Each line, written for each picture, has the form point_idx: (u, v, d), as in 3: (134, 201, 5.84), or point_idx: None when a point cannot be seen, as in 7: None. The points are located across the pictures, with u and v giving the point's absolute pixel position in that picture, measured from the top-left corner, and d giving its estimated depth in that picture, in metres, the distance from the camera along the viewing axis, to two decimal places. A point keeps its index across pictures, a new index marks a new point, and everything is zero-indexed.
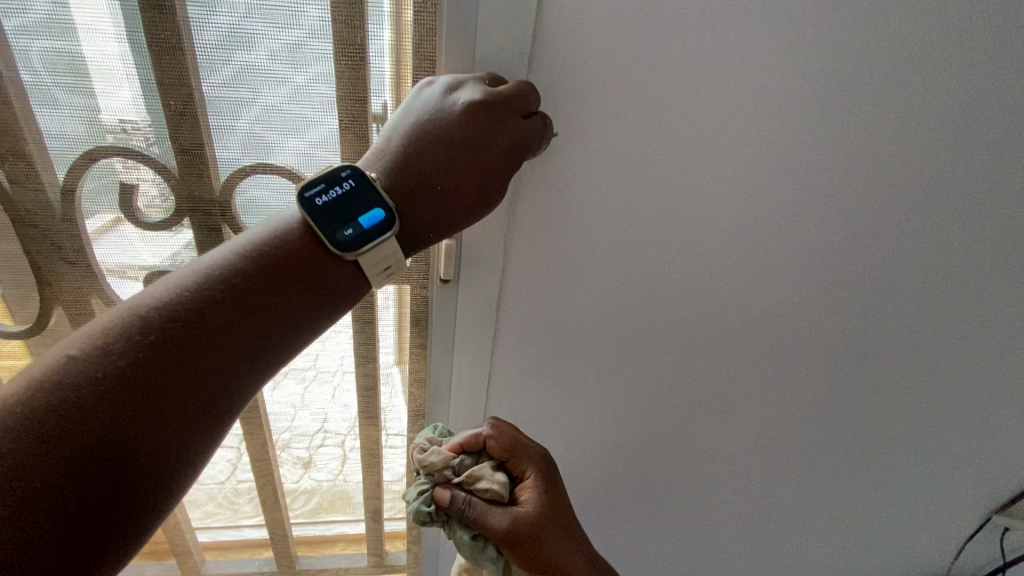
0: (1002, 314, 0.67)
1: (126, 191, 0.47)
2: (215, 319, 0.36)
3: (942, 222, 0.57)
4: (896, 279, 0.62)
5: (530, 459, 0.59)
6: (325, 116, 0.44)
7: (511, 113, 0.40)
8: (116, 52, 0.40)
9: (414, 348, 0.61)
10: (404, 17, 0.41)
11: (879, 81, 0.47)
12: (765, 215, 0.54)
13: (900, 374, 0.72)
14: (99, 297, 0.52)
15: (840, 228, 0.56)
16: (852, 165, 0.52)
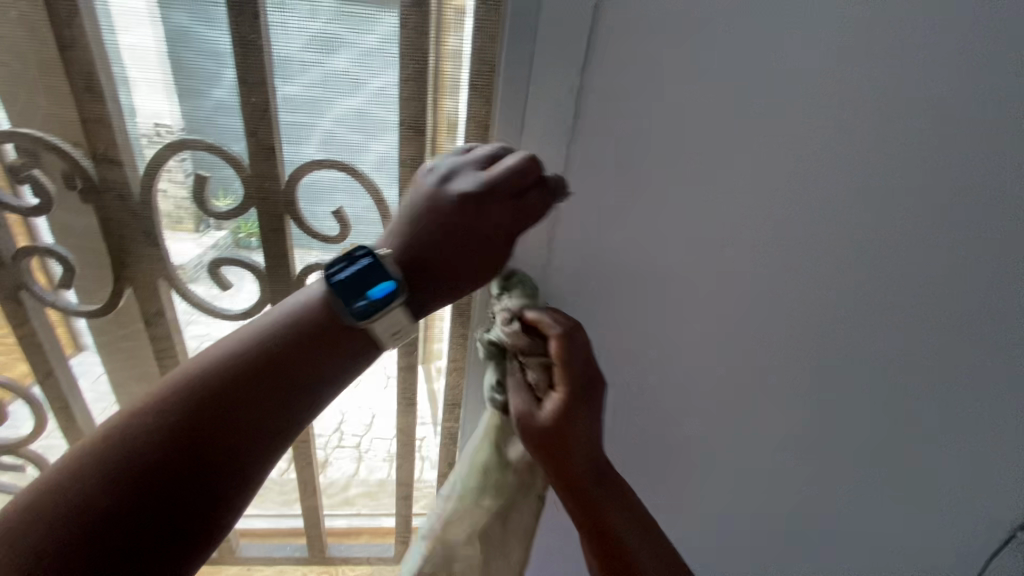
0: None
1: (200, 183, 0.51)
2: (292, 354, 0.42)
3: (1015, 245, 0.53)
4: (973, 298, 0.57)
5: (557, 412, 0.49)
6: (388, 115, 0.48)
7: (497, 197, 0.42)
8: (205, 53, 0.44)
9: (455, 340, 0.63)
10: (468, 25, 0.44)
11: (936, 93, 0.47)
12: (819, 228, 0.52)
13: (975, 407, 0.65)
14: (164, 280, 0.55)
15: (904, 248, 0.53)
16: (911, 181, 0.50)
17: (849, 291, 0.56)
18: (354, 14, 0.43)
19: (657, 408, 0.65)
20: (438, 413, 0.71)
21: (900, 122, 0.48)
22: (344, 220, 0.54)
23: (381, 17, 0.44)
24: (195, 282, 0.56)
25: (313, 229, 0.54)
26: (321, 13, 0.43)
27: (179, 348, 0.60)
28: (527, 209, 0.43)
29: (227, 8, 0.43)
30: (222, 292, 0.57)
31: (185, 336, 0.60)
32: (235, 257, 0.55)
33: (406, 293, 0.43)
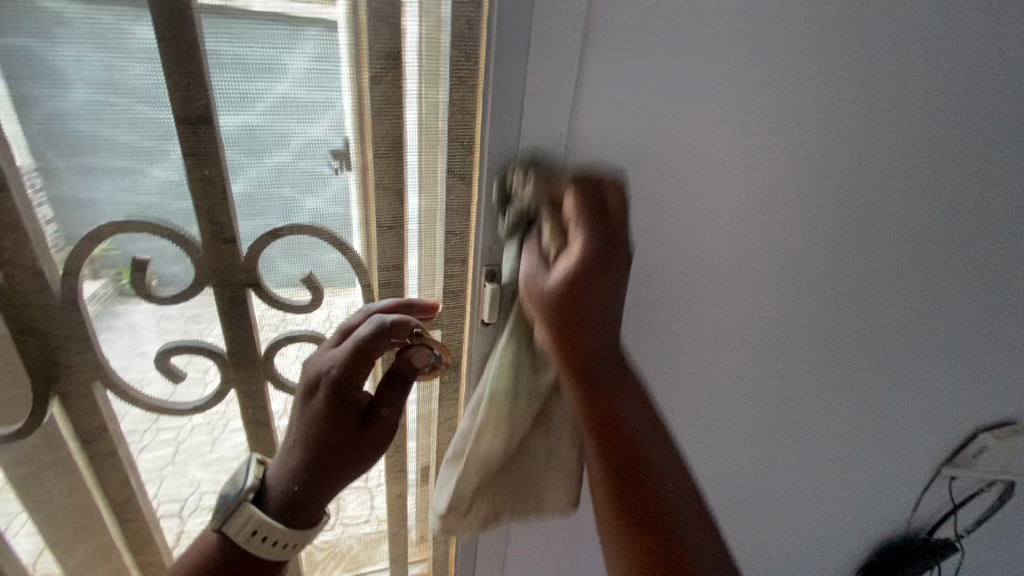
0: (1001, 311, 0.69)
1: (138, 267, 0.43)
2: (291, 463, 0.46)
3: (953, 230, 0.59)
4: (921, 280, 0.61)
5: (564, 289, 0.42)
6: (347, 173, 0.43)
7: (358, 365, 0.45)
8: (140, 128, 0.38)
9: (447, 395, 0.59)
10: (442, 72, 0.41)
11: (888, 108, 0.49)
12: (792, 240, 0.54)
13: (919, 374, 0.71)
14: (103, 383, 0.47)
15: (864, 249, 0.57)
16: (869, 189, 0.53)
17: (822, 291, 0.58)
18: (324, 73, 0.39)
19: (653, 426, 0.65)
20: (431, 472, 0.66)
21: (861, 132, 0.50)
22: (317, 287, 0.48)
23: (351, 73, 0.39)
24: (139, 379, 0.48)
25: (280, 302, 0.48)
26: (287, 75, 0.38)
27: (124, 456, 0.51)
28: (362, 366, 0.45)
29: (164, 72, 0.36)
30: (175, 385, 0.49)
31: (129, 443, 0.51)
32: (186, 344, 0.47)
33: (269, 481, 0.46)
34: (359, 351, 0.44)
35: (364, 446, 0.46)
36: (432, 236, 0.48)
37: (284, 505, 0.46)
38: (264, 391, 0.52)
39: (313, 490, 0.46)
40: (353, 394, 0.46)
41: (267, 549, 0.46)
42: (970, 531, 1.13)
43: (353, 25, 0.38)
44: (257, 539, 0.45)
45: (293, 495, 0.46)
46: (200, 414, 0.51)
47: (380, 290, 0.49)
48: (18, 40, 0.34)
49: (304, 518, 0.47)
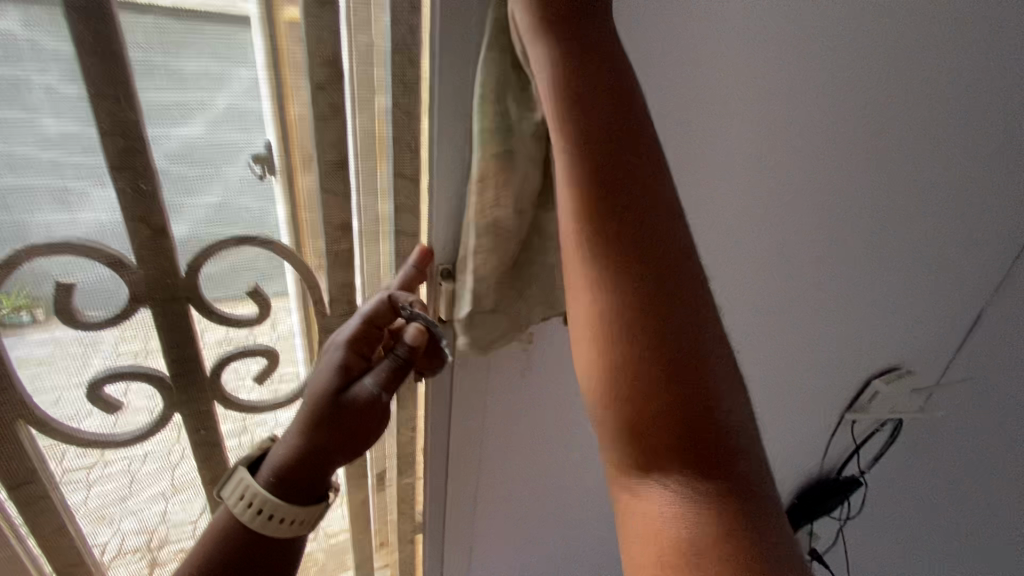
0: (865, 266, 0.83)
1: (63, 292, 0.39)
2: (294, 437, 0.46)
3: (824, 199, 0.70)
4: (800, 243, 0.73)
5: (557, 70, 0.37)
6: (270, 177, 0.42)
7: (365, 331, 0.46)
8: (57, 141, 0.34)
9: (407, 394, 0.59)
10: (381, 76, 0.42)
11: (771, 101, 0.57)
12: (702, 218, 0.62)
13: (801, 320, 0.84)
14: (28, 424, 0.42)
15: (757, 220, 0.66)
16: (760, 169, 0.62)
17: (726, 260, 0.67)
18: (292, 76, 0.39)
19: None
20: (391, 472, 0.66)
21: (755, 121, 0.58)
22: (263, 299, 0.47)
23: (295, 83, 0.39)
24: (69, 415, 0.44)
25: (226, 317, 0.46)
26: (231, 84, 0.37)
27: (57, 499, 0.47)
28: (373, 333, 0.47)
29: (84, 82, 0.34)
30: (112, 416, 0.46)
31: (62, 485, 0.46)
32: (126, 369, 0.44)
33: (276, 456, 0.47)
34: (373, 314, 0.46)
35: (359, 417, 0.46)
36: (381, 235, 0.48)
37: (283, 478, 0.46)
38: (213, 410, 0.50)
39: (313, 462, 0.46)
40: (357, 360, 0.46)
41: (271, 526, 0.46)
42: (871, 467, 1.30)
43: (267, 21, 0.37)
44: (257, 514, 0.45)
45: (297, 465, 0.46)
46: (143, 441, 0.49)
47: (331, 294, 0.49)
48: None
49: (309, 491, 0.47)
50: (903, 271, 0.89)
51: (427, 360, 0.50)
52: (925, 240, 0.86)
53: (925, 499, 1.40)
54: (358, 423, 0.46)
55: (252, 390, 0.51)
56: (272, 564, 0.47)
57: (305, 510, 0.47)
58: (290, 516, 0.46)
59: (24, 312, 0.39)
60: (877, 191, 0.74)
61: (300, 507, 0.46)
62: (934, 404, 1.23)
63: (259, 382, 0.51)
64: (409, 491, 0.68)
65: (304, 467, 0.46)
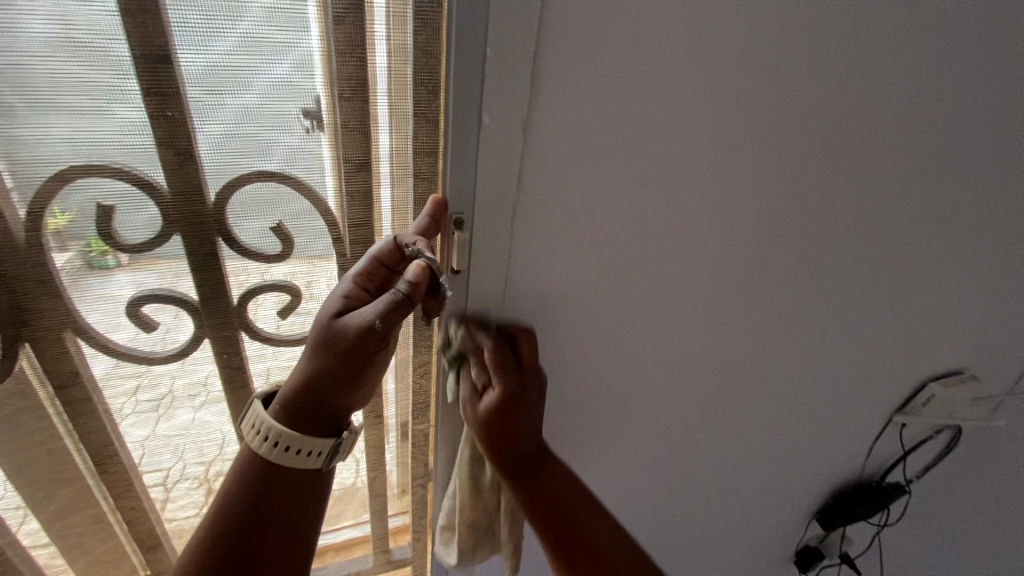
0: (929, 254, 0.76)
1: (103, 213, 0.43)
2: (300, 369, 0.48)
3: (880, 173, 0.65)
4: (850, 221, 0.67)
5: None
6: (318, 132, 0.44)
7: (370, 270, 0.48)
8: (97, 62, 0.37)
9: (422, 342, 0.60)
10: (405, 14, 0.41)
11: (823, 58, 0.53)
12: (739, 185, 0.58)
13: (852, 308, 0.78)
14: (73, 332, 0.47)
15: (801, 192, 0.62)
16: (804, 135, 0.58)
17: (762, 232, 0.63)
18: (335, 13, 0.40)
19: (619, 368, 0.69)
20: (407, 418, 0.68)
21: (802, 80, 0.54)
22: (285, 235, 0.49)
23: (315, 13, 0.40)
24: (110, 328, 0.48)
25: (249, 249, 0.48)
26: (254, 15, 0.38)
27: (99, 403, 0.51)
28: (380, 273, 0.49)
29: (120, 7, 0.36)
30: (147, 333, 0.49)
31: (103, 391, 0.51)
32: (158, 292, 0.48)
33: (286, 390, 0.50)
34: (378, 255, 0.48)
35: (356, 349, 0.46)
36: (401, 180, 0.49)
37: (289, 410, 0.49)
38: (238, 337, 0.53)
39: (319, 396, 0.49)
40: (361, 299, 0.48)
41: (280, 452, 0.49)
42: (919, 476, 1.22)
43: None
44: (273, 446, 0.49)
45: (303, 397, 0.49)
46: (176, 362, 0.52)
47: (349, 235, 0.51)
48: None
49: (317, 423, 0.50)
50: (974, 263, 0.81)
51: (433, 299, 0.50)
52: (1005, 227, 0.78)
53: (978, 515, 1.30)
54: (355, 355, 0.46)
55: (275, 323, 0.54)
56: (290, 492, 0.51)
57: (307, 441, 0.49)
58: (302, 446, 0.49)
59: (109, 254, 0.45)
60: (944, 168, 0.67)
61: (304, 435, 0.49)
62: (999, 413, 1.13)
63: (281, 317, 0.54)
64: (422, 440, 0.70)
65: (309, 398, 0.49)
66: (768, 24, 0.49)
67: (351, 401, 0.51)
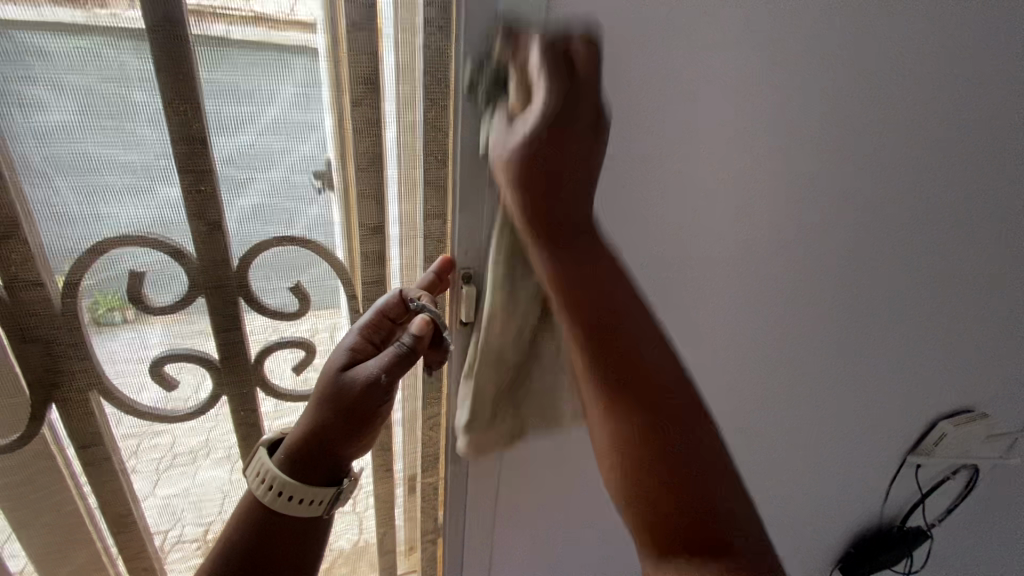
0: (919, 292, 0.79)
1: (134, 279, 0.46)
2: (305, 417, 0.49)
3: (865, 219, 0.68)
4: (840, 264, 0.70)
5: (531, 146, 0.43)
6: (329, 192, 0.47)
7: (377, 321, 0.50)
8: (139, 147, 0.41)
9: (431, 394, 0.62)
10: (415, 96, 0.46)
11: (798, 119, 0.58)
12: (728, 234, 0.62)
13: (850, 346, 0.80)
14: (98, 392, 0.49)
15: (789, 239, 0.65)
16: (789, 188, 0.61)
17: (756, 276, 0.67)
18: (352, 96, 0.44)
19: None
20: (416, 471, 0.68)
21: (781, 139, 0.58)
22: (303, 294, 0.51)
23: (333, 98, 0.44)
24: (134, 387, 0.50)
25: (268, 309, 0.51)
26: (281, 101, 0.43)
27: (117, 462, 0.53)
28: (384, 325, 0.51)
29: (164, 99, 0.40)
30: (168, 392, 0.51)
31: (122, 449, 0.52)
32: (180, 351, 0.50)
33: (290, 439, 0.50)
34: (384, 307, 0.50)
35: (362, 398, 0.47)
36: (411, 240, 0.52)
37: (293, 460, 0.49)
38: (255, 394, 0.55)
39: (322, 445, 0.49)
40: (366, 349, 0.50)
41: (284, 502, 0.49)
42: (941, 520, 1.19)
43: (335, 54, 0.43)
44: (276, 495, 0.48)
45: (307, 446, 0.49)
46: (193, 419, 0.54)
47: (363, 292, 0.53)
48: (12, 64, 0.36)
49: (319, 472, 0.50)
50: (963, 299, 0.83)
51: (434, 350, 0.52)
52: (991, 264, 0.81)
53: (1005, 557, 1.26)
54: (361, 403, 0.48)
55: (291, 378, 0.56)
56: (290, 539, 0.51)
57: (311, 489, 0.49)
58: (304, 495, 0.49)
59: (116, 311, 0.46)
60: (927, 212, 0.71)
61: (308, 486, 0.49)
62: (1015, 451, 1.11)
63: (296, 373, 0.56)
64: (432, 493, 0.70)
65: (314, 447, 0.49)
66: (746, 91, 0.53)
67: (355, 450, 0.51)
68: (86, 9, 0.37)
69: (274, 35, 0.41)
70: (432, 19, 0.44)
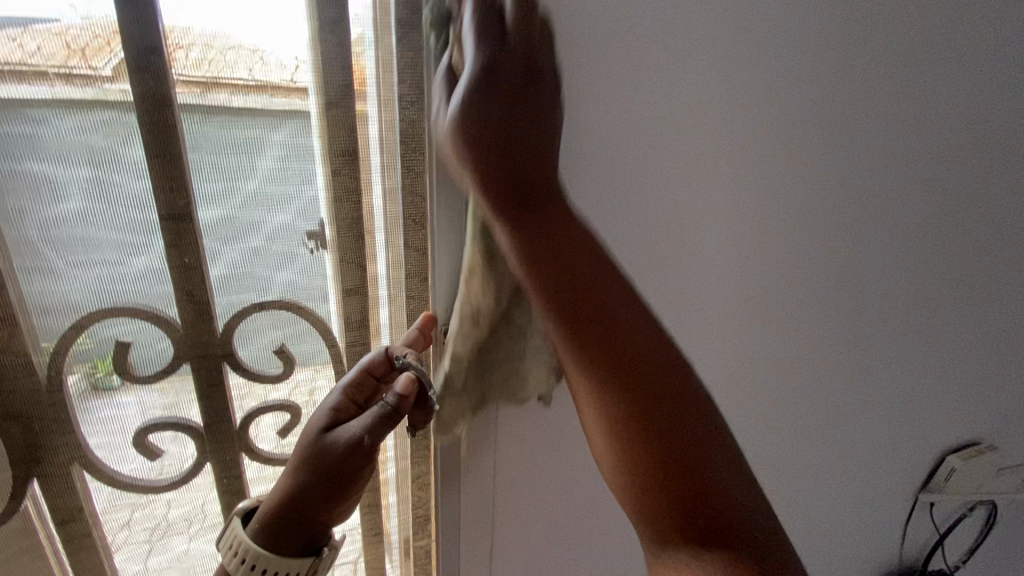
0: (909, 326, 0.79)
1: (120, 349, 0.46)
2: (283, 481, 0.48)
3: (846, 259, 0.69)
4: (825, 305, 0.71)
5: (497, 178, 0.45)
6: (319, 256, 0.49)
7: (360, 379, 0.50)
8: (127, 224, 0.43)
9: (420, 453, 0.61)
10: (393, 162, 0.49)
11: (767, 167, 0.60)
12: (708, 280, 0.63)
13: (842, 383, 0.80)
14: (81, 465, 0.48)
15: (772, 281, 0.66)
16: (765, 233, 0.63)
17: (736, 317, 0.68)
18: (333, 166, 0.47)
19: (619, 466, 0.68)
20: (407, 534, 0.66)
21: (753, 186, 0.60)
22: (288, 356, 0.52)
23: (316, 170, 0.47)
24: (118, 459, 0.50)
25: (253, 373, 0.52)
26: (264, 176, 0.45)
27: (98, 537, 0.52)
28: (369, 384, 0.51)
29: (152, 178, 0.42)
30: (151, 461, 0.51)
31: (103, 524, 0.52)
32: (164, 419, 0.50)
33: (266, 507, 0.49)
34: (368, 365, 0.50)
35: (342, 461, 0.46)
36: (394, 299, 0.54)
37: (268, 530, 0.48)
38: (239, 460, 0.55)
39: (298, 511, 0.48)
40: (348, 408, 0.50)
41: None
42: (964, 562, 1.13)
43: (317, 129, 0.46)
44: (249, 567, 0.47)
45: (283, 513, 0.47)
46: (176, 489, 0.53)
47: (348, 353, 0.54)
48: (11, 157, 0.39)
49: (296, 542, 0.48)
50: (955, 332, 0.84)
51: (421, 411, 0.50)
52: (976, 296, 0.81)
53: None
54: (340, 468, 0.47)
55: (276, 442, 0.55)
56: None
57: (286, 561, 0.48)
58: (279, 567, 0.47)
59: (114, 374, 0.47)
60: (909, 248, 0.72)
61: (282, 556, 0.47)
62: None
63: (282, 436, 0.55)
64: (424, 557, 0.68)
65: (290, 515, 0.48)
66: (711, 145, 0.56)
67: (330, 518, 0.49)
68: (96, 85, 0.39)
69: (262, 115, 0.44)
70: (405, 94, 0.47)
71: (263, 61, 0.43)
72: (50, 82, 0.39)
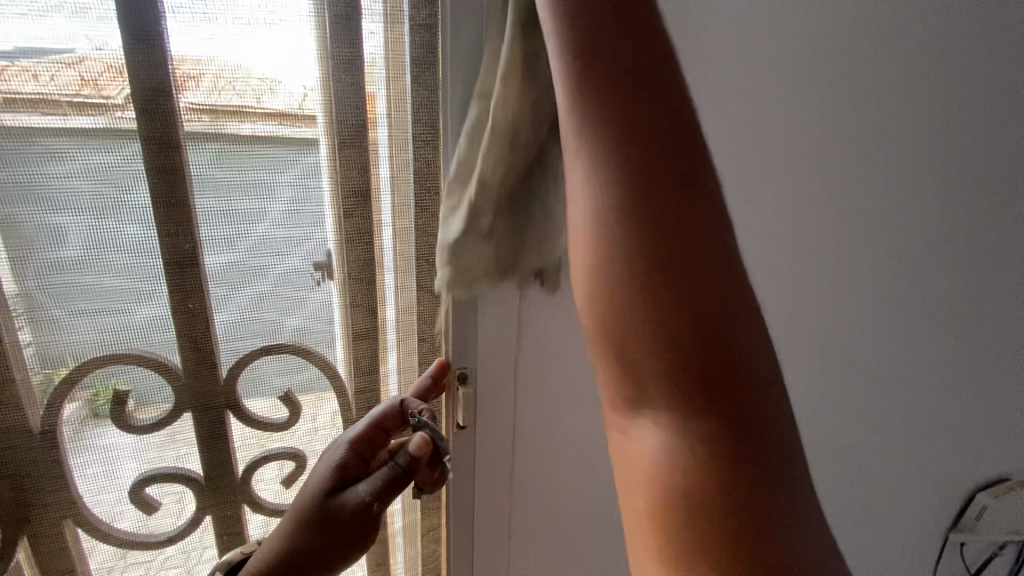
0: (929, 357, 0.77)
1: (119, 399, 0.44)
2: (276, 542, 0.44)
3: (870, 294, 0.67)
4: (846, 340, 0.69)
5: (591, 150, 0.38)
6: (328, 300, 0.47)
7: (372, 434, 0.48)
8: (130, 271, 0.41)
9: (430, 503, 0.58)
10: (405, 204, 0.47)
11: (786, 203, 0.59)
12: None
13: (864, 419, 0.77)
14: (74, 523, 0.46)
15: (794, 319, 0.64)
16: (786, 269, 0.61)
17: None
18: (343, 208, 0.45)
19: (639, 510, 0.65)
20: None
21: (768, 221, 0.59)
22: (293, 403, 0.50)
23: (327, 212, 0.45)
24: (112, 516, 0.47)
25: (256, 422, 0.49)
26: (272, 219, 0.43)
27: None
28: (379, 438, 0.48)
29: (157, 223, 0.41)
30: (149, 517, 0.48)
31: None
32: (162, 472, 0.47)
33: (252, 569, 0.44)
34: (381, 417, 0.48)
35: (348, 526, 0.44)
36: (405, 343, 0.51)
37: None
38: (241, 514, 0.52)
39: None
40: (355, 464, 0.47)
41: None
42: None
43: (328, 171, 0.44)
44: None
45: None
46: (174, 546, 0.50)
47: (356, 400, 0.51)
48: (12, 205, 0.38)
49: None
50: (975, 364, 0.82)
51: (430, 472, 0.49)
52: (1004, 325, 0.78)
53: None
54: (344, 532, 0.44)
55: (280, 495, 0.52)
56: None
57: None
58: None
59: (112, 424, 0.45)
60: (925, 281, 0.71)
61: None
62: None
63: (285, 488, 0.52)
64: None
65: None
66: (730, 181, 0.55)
67: None
68: (108, 115, 0.38)
69: (271, 158, 0.42)
70: (420, 134, 0.46)
71: (274, 91, 0.41)
72: (63, 111, 0.37)
